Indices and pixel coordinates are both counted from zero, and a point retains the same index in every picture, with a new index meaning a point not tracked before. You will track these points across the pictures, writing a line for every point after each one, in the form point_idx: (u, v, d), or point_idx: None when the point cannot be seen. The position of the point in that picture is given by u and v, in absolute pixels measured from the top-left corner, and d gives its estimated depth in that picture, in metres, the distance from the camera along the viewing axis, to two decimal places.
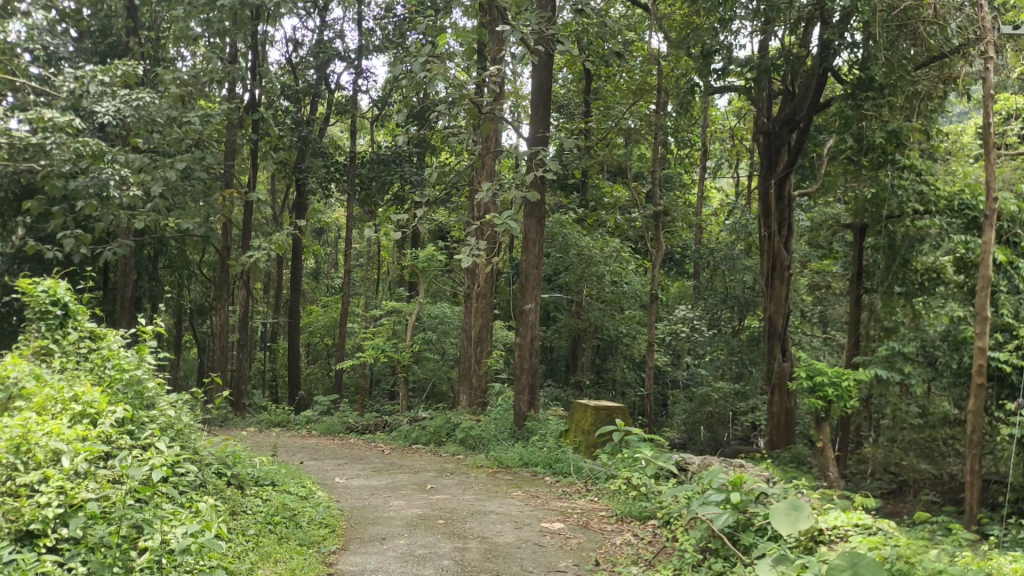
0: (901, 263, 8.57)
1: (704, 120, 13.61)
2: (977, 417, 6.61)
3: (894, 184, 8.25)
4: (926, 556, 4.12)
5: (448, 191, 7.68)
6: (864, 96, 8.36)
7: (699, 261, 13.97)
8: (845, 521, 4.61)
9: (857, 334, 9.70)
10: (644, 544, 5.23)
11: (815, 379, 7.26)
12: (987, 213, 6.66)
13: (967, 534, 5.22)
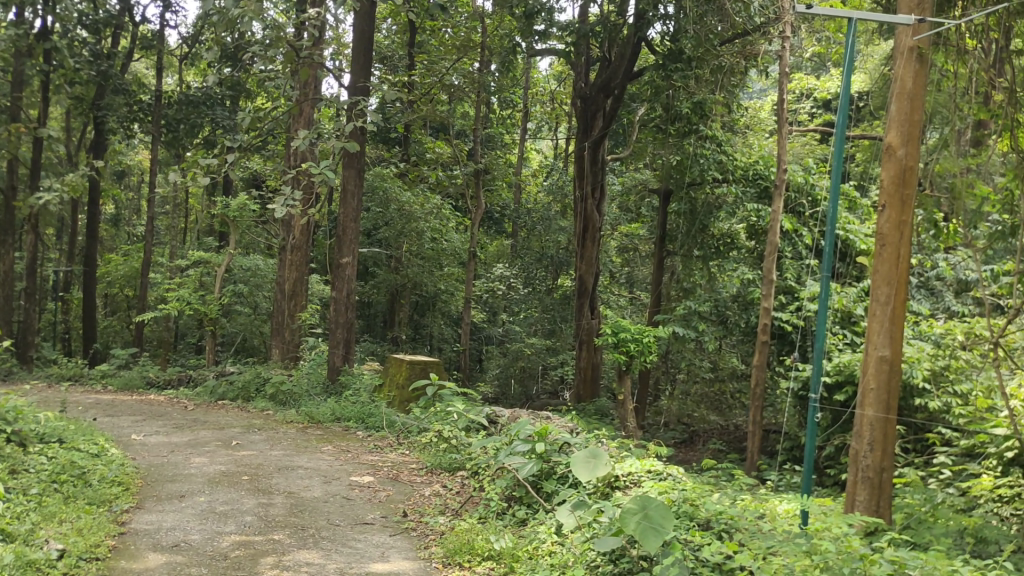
0: (699, 228, 9.21)
1: (526, 81, 13.79)
2: (761, 372, 7.19)
3: (696, 154, 8.62)
4: (709, 498, 4.46)
5: (263, 138, 7.38)
6: (672, 68, 8.45)
7: (517, 220, 14.24)
8: (639, 467, 4.93)
9: (659, 293, 10.24)
10: (452, 493, 5.34)
11: (619, 335, 7.65)
12: (777, 184, 7.18)
13: (747, 478, 5.70)
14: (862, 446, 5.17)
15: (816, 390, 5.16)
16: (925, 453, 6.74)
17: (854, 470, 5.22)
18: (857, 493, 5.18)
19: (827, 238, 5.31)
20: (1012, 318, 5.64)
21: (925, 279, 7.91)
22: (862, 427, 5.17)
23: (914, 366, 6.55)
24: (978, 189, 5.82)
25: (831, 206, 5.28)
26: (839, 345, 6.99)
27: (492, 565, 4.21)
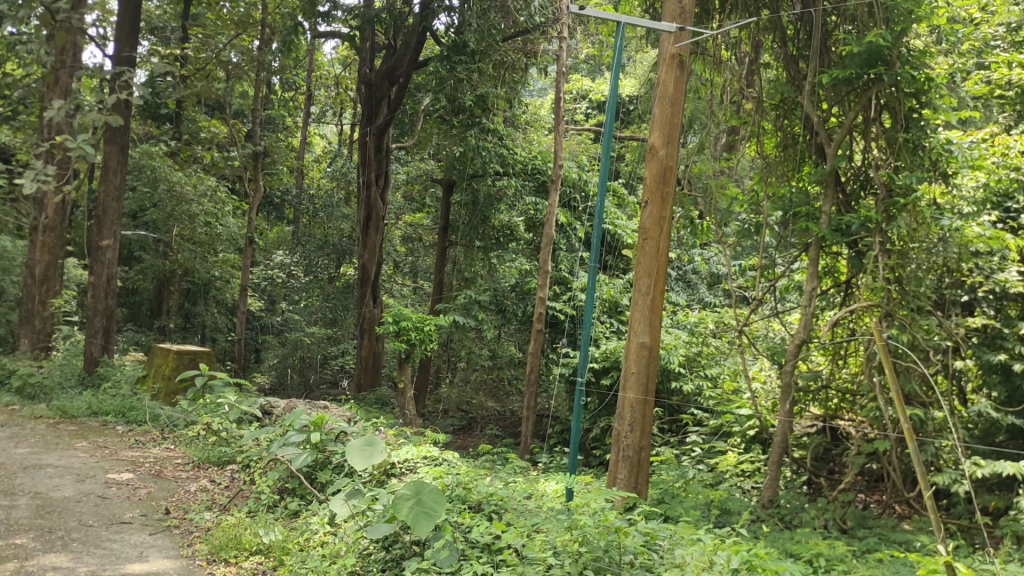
0: (481, 219, 9.39)
1: (309, 64, 13.42)
2: (535, 359, 7.46)
3: (479, 146, 8.78)
4: (481, 481, 4.57)
5: (9, 107, 6.69)
6: (456, 60, 8.57)
7: (298, 206, 13.85)
8: (415, 454, 4.97)
9: (441, 281, 10.33)
10: (220, 488, 5.12)
11: (400, 324, 7.66)
12: (553, 178, 7.47)
13: (520, 462, 5.89)
14: (624, 427, 5.50)
15: (582, 374, 5.43)
16: (680, 433, 7.29)
17: (616, 449, 5.55)
18: (618, 471, 5.51)
19: (595, 231, 5.59)
20: (755, 308, 6.22)
21: (683, 272, 8.54)
22: (624, 409, 5.49)
23: (672, 352, 7.08)
24: (729, 189, 6.42)
25: (599, 199, 5.56)
26: (606, 333, 7.42)
27: (260, 559, 4.09)
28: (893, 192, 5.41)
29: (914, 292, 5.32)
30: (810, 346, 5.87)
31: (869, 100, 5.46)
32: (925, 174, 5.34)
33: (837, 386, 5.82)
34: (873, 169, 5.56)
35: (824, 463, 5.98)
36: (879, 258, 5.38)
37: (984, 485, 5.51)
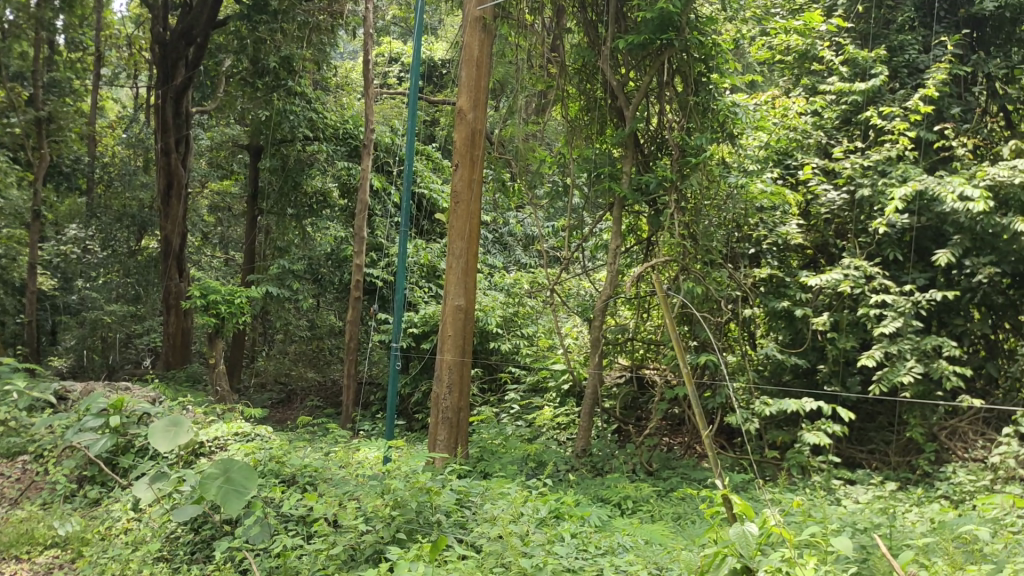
0: (292, 186, 9.10)
1: (98, 22, 12.47)
2: (353, 327, 7.37)
3: (286, 109, 8.54)
4: (295, 453, 4.49)
5: None
6: (257, 20, 8.59)
7: (92, 176, 12.90)
8: (225, 431, 4.83)
9: (252, 251, 9.99)
10: (10, 481, 4.76)
11: (209, 297, 7.35)
12: (364, 143, 7.33)
13: (341, 431, 5.83)
14: (442, 389, 5.53)
15: (397, 339, 5.43)
16: (499, 391, 7.48)
17: (435, 412, 5.58)
18: (438, 433, 5.55)
19: (405, 194, 5.56)
20: (565, 267, 6.42)
21: (499, 235, 8.71)
22: (442, 371, 5.52)
23: (489, 313, 7.20)
24: (537, 152, 6.54)
25: (409, 162, 5.52)
26: (424, 297, 7.45)
27: (56, 552, 3.85)
28: (687, 152, 5.73)
29: (706, 247, 5.83)
30: (617, 301, 6.11)
31: (663, 64, 5.71)
32: (713, 135, 5.70)
33: (642, 338, 6.15)
34: (667, 131, 5.84)
35: (631, 411, 6.40)
36: (676, 217, 5.69)
37: (773, 423, 6.01)
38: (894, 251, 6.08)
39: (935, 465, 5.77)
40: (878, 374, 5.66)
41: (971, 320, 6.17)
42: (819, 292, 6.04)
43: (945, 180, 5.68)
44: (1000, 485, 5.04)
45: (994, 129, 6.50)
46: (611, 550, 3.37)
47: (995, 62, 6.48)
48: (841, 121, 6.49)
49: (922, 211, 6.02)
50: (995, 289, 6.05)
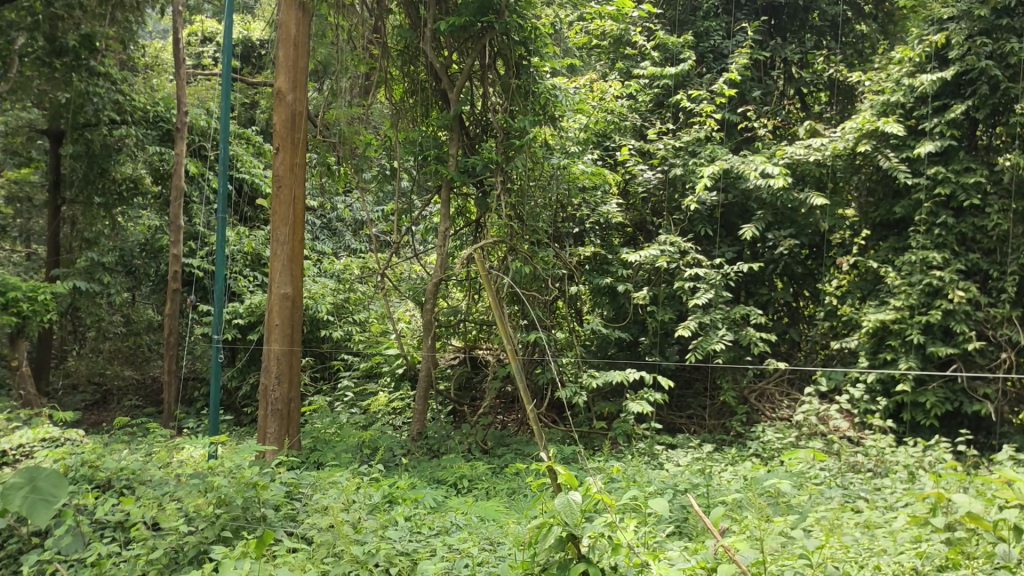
0: (99, 173, 8.53)
1: None
2: (173, 321, 7.03)
3: (89, 91, 8.07)
4: (111, 456, 4.22)
5: None
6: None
7: None
8: (30, 438, 4.49)
9: (56, 244, 9.28)
10: None
11: (7, 295, 6.76)
12: (178, 127, 6.95)
13: (162, 430, 5.54)
14: (270, 381, 5.36)
15: (219, 331, 5.21)
16: (332, 380, 7.36)
17: (263, 405, 5.40)
18: (267, 426, 5.38)
19: (222, 180, 5.32)
20: (395, 252, 6.36)
21: (327, 221, 8.53)
22: (270, 362, 5.35)
23: (319, 301, 7.00)
24: (362, 135, 6.33)
25: (224, 146, 5.29)
26: (249, 287, 7.19)
27: None
28: (511, 134, 5.80)
29: (533, 227, 5.96)
30: (448, 284, 6.12)
31: (484, 46, 5.74)
32: (536, 118, 5.84)
33: (474, 319, 6.21)
34: (492, 113, 5.89)
35: (466, 391, 6.53)
36: (502, 198, 5.75)
37: (601, 395, 6.23)
38: (705, 227, 6.46)
39: (746, 426, 6.16)
40: (694, 343, 6.02)
41: (774, 290, 6.67)
42: (638, 268, 6.36)
43: (747, 159, 6.21)
44: (804, 441, 5.43)
45: (791, 111, 6.98)
46: (444, 530, 3.41)
47: (790, 48, 6.99)
48: (654, 104, 6.81)
49: (728, 188, 6.43)
50: (794, 260, 6.61)
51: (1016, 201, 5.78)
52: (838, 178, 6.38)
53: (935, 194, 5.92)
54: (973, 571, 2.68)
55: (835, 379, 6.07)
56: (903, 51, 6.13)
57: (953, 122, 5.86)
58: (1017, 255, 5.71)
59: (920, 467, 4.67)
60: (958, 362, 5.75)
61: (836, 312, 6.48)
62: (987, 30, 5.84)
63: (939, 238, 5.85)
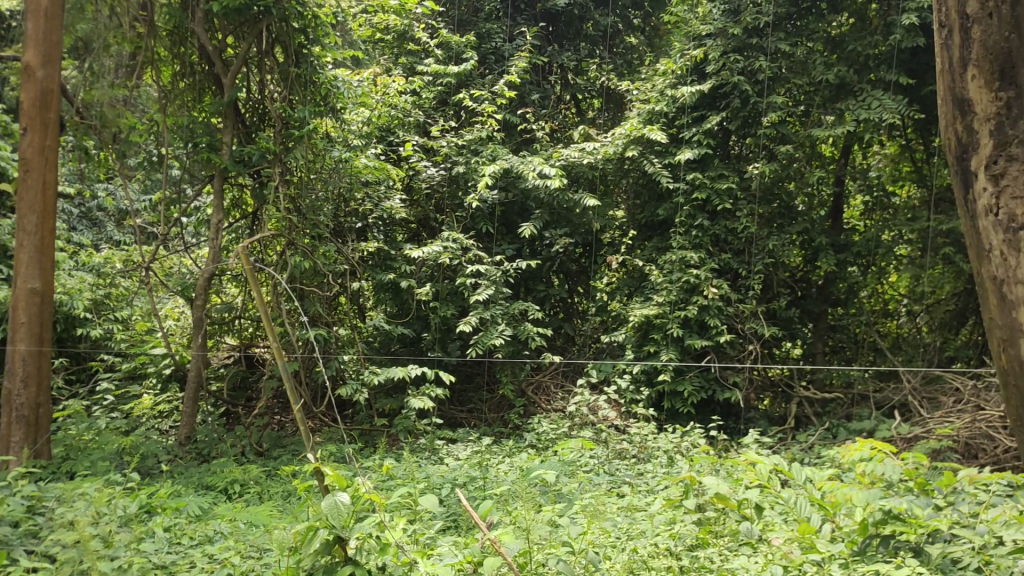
0: None
1: None
2: None
3: None
4: None
5: None
6: None
7: None
8: None
9: None
10: None
11: None
12: None
13: None
14: (15, 385, 4.86)
15: None
16: (89, 383, 6.72)
17: (6, 412, 4.87)
18: (11, 434, 4.86)
19: None
20: (163, 245, 5.93)
21: (86, 209, 7.86)
22: (14, 364, 4.85)
23: (75, 297, 6.30)
24: (126, 117, 5.63)
25: None
26: None
27: None
28: (288, 124, 5.63)
29: (312, 221, 5.79)
30: (221, 277, 5.83)
31: (260, 32, 5.49)
32: (315, 109, 5.69)
33: (251, 316, 5.97)
34: (269, 102, 5.64)
35: (241, 391, 6.26)
36: (280, 189, 5.53)
37: (382, 391, 6.18)
38: (486, 225, 6.63)
39: (524, 417, 6.37)
40: (475, 338, 6.14)
41: (551, 286, 6.90)
42: (422, 265, 6.41)
43: (526, 160, 6.39)
44: (575, 431, 5.63)
45: (567, 116, 7.27)
46: (207, 539, 3.23)
47: (566, 55, 7.31)
48: (437, 102, 6.84)
49: (509, 187, 6.61)
50: (569, 257, 6.91)
51: (763, 206, 6.34)
52: (608, 181, 6.74)
53: (692, 199, 6.36)
54: (719, 548, 2.91)
55: (604, 370, 6.38)
56: (667, 63, 6.52)
57: (709, 132, 6.34)
58: (762, 256, 6.27)
59: (678, 453, 5.02)
60: (712, 353, 6.24)
61: (606, 308, 6.78)
62: (739, 47, 6.36)
63: (695, 239, 6.30)
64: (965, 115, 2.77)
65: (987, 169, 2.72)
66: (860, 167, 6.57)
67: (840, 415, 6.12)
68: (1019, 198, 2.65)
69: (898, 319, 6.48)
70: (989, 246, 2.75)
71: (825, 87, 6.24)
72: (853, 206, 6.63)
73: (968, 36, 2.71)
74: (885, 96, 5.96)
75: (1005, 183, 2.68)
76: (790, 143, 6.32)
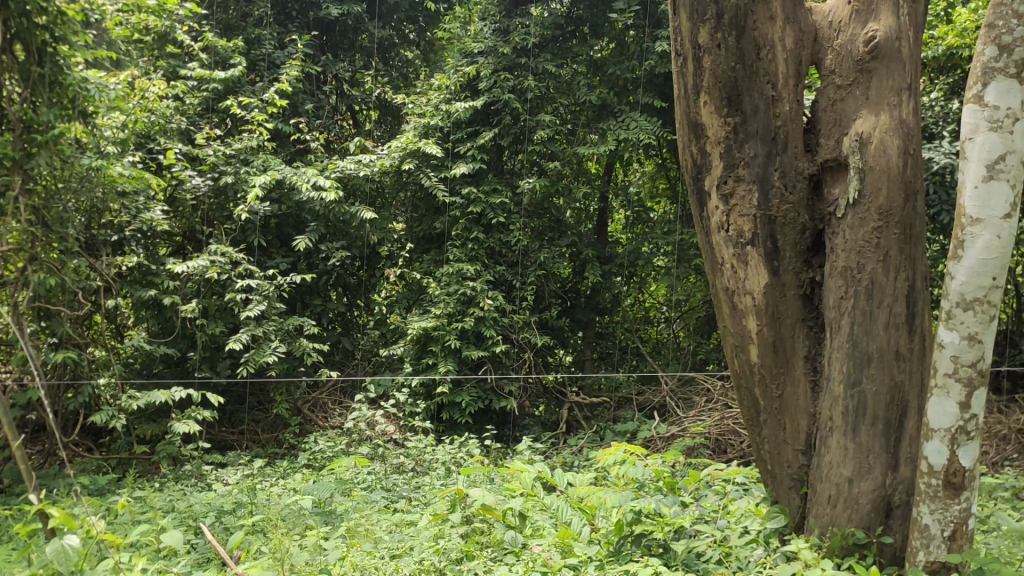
0: None
1: None
2: None
3: None
4: None
5: None
6: None
7: None
8: None
9: None
10: None
11: None
12: None
13: None
14: None
15: None
16: None
17: None
18: None
19: None
20: None
21: None
22: None
23: None
24: None
25: None
26: None
27: None
28: (29, 128, 5.08)
29: (60, 234, 5.31)
30: None
31: None
32: (62, 112, 5.14)
33: None
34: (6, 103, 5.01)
35: None
36: (20, 199, 5.00)
37: (144, 416, 5.82)
38: (258, 238, 6.35)
39: (299, 437, 6.24)
40: (245, 356, 5.87)
41: (329, 300, 6.73)
42: (187, 279, 6.04)
43: (299, 171, 6.22)
44: (352, 448, 5.50)
45: (343, 127, 7.19)
46: None
47: (341, 65, 7.22)
48: (203, 108, 6.53)
49: (282, 199, 6.38)
50: (346, 271, 6.74)
51: (534, 220, 6.64)
52: (386, 194, 6.70)
53: (467, 212, 6.48)
54: (482, 560, 2.92)
55: (383, 384, 6.33)
56: (441, 78, 6.59)
57: (483, 148, 6.48)
58: (533, 268, 6.56)
59: (455, 463, 5.06)
60: (489, 364, 6.34)
61: (385, 321, 6.73)
62: (509, 66, 6.58)
63: (471, 252, 6.41)
64: (698, 139, 2.91)
65: (719, 189, 2.89)
66: (621, 183, 6.91)
67: (607, 419, 6.43)
68: (746, 216, 2.85)
69: (658, 325, 6.96)
70: (720, 261, 2.92)
71: (588, 107, 6.63)
72: (617, 219, 7.03)
73: (700, 64, 2.83)
74: (641, 118, 6.41)
75: (734, 202, 2.86)
76: (558, 161, 6.63)
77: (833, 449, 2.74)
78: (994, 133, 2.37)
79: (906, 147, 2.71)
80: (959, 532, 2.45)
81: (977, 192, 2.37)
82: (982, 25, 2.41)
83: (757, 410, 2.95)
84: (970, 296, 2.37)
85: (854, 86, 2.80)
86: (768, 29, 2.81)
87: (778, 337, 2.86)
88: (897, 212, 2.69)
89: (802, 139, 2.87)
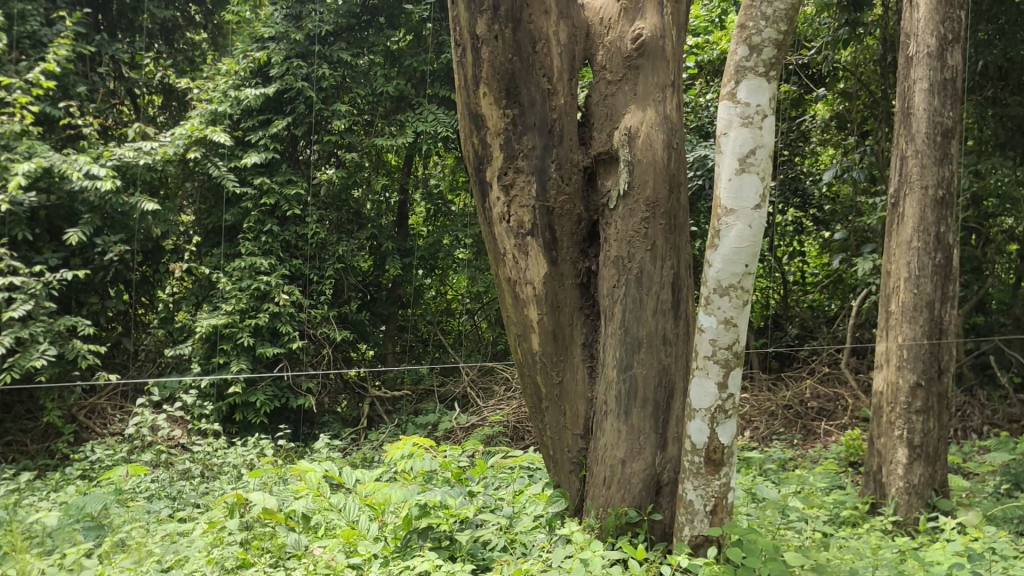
0: None
1: None
2: None
3: None
4: None
5: None
6: None
7: None
8: None
9: None
10: None
11: None
12: None
13: None
14: None
15: None
16: None
17: None
18: None
19: None
20: None
21: None
22: None
23: None
24: None
25: None
26: None
27: None
28: None
29: None
30: None
31: None
32: None
33: None
34: None
35: None
36: None
37: None
38: (23, 233, 5.68)
39: (73, 447, 5.79)
40: (9, 361, 5.34)
41: (107, 298, 6.29)
42: None
43: (69, 158, 5.71)
44: (134, 455, 5.12)
45: (121, 113, 6.77)
46: None
47: (117, 46, 6.71)
48: None
49: (51, 188, 5.81)
50: (126, 267, 6.29)
51: (331, 212, 6.53)
52: (170, 184, 6.32)
53: (260, 203, 6.21)
54: (261, 567, 2.80)
55: (169, 387, 5.99)
56: (230, 63, 6.29)
57: (275, 137, 6.24)
58: (332, 261, 6.44)
59: (247, 466, 4.86)
60: (285, 361, 6.16)
61: (171, 319, 6.38)
62: (302, 54, 6.39)
63: (265, 245, 6.14)
64: (478, 130, 2.90)
65: (499, 180, 2.90)
66: (421, 176, 6.88)
67: (409, 411, 6.43)
68: (525, 207, 2.88)
69: (460, 317, 6.97)
70: (502, 251, 2.94)
71: (386, 99, 6.57)
72: (416, 213, 7.00)
73: (478, 55, 2.82)
74: (438, 111, 6.48)
75: (514, 193, 2.88)
76: (356, 152, 6.52)
77: (608, 432, 2.84)
78: (745, 128, 2.51)
79: (670, 141, 2.86)
80: (719, 506, 2.59)
81: (731, 184, 2.51)
82: (735, 25, 2.54)
83: (540, 397, 3.00)
84: (726, 282, 2.51)
85: (623, 82, 2.90)
86: (543, 22, 2.86)
87: (558, 325, 2.92)
88: (662, 203, 2.83)
89: (576, 132, 2.94)
